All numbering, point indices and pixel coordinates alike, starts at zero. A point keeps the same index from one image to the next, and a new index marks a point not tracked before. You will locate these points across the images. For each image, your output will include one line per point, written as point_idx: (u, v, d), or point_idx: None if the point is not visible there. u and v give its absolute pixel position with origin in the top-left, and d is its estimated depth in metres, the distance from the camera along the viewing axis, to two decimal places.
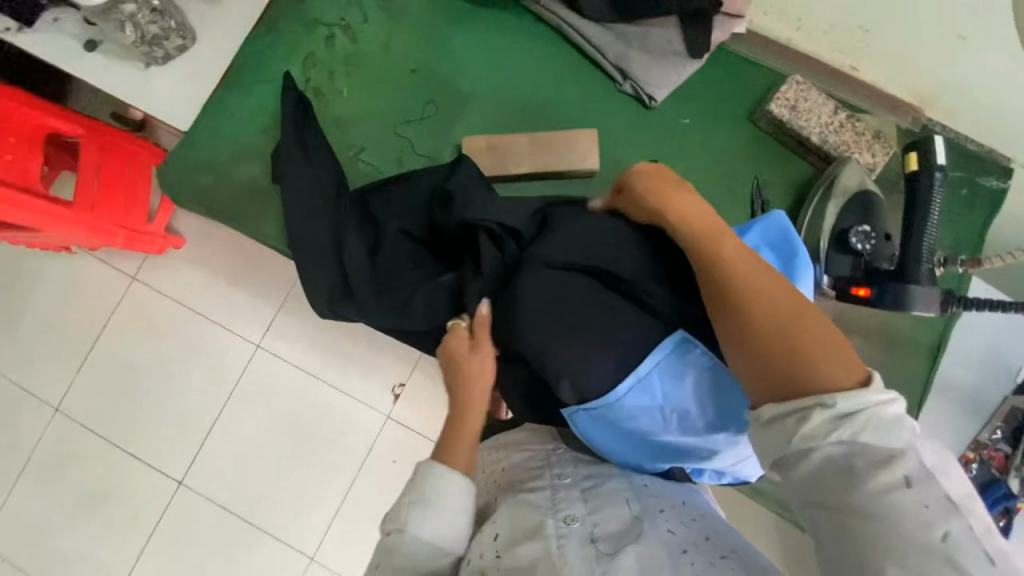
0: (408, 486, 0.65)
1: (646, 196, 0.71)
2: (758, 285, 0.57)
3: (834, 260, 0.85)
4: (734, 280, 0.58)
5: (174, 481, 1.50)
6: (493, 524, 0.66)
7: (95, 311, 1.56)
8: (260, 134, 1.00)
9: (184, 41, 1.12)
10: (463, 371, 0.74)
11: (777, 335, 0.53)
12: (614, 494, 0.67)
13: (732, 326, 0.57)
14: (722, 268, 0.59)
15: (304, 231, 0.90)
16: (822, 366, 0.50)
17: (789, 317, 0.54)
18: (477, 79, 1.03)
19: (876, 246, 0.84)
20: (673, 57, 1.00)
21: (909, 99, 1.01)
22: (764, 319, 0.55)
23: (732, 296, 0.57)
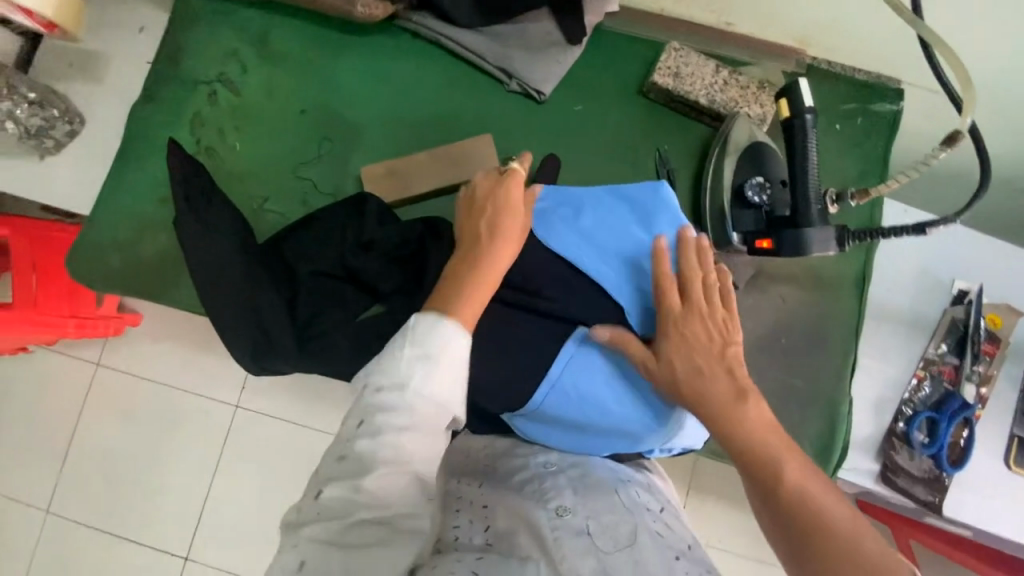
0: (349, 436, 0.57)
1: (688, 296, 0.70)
2: (788, 464, 0.56)
3: (739, 216, 0.87)
4: (724, 418, 0.61)
5: (179, 557, 1.48)
6: (480, 514, 0.63)
7: (64, 406, 1.54)
8: (159, 204, 1.00)
9: (73, 125, 1.10)
10: (488, 206, 0.70)
11: (815, 523, 0.52)
12: (602, 485, 0.65)
13: (766, 503, 0.55)
14: (755, 437, 0.59)
15: (217, 290, 0.88)
16: (848, 536, 0.50)
17: (831, 506, 0.53)
18: (367, 107, 1.03)
19: (771, 199, 0.85)
20: (553, 48, 1.00)
21: (791, 44, 1.02)
22: (797, 499, 0.54)
23: (769, 467, 0.57)
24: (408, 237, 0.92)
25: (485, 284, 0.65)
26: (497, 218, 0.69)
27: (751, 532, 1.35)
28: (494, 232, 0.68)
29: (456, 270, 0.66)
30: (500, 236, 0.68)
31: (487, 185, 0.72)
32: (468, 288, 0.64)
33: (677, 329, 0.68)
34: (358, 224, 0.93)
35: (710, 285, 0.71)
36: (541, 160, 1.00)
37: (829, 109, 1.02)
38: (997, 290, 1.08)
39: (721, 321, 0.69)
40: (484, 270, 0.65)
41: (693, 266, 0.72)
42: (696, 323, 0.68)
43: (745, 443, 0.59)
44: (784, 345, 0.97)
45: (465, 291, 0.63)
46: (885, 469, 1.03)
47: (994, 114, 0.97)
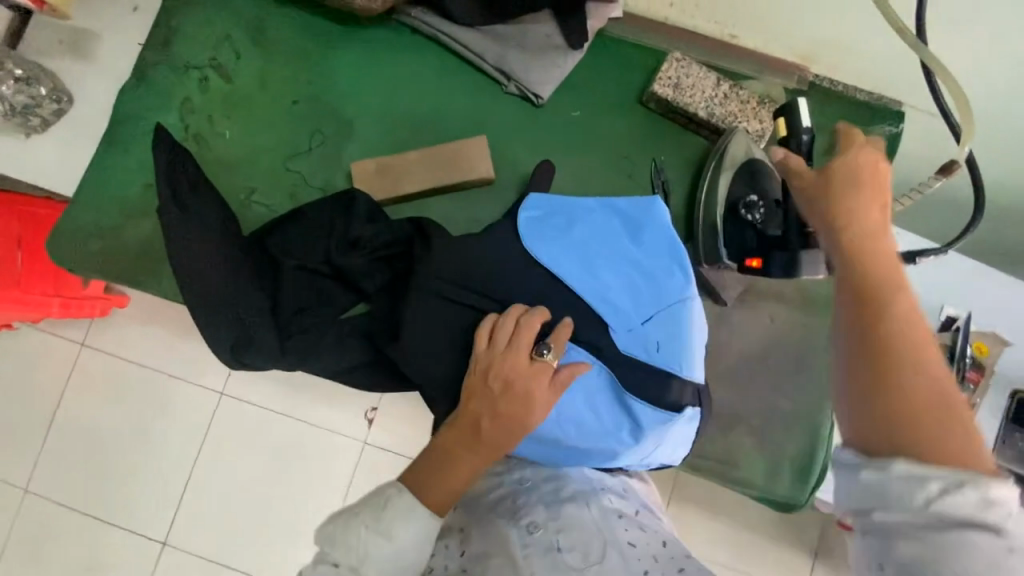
0: (371, 509, 0.60)
1: (837, 172, 0.57)
2: (927, 355, 0.46)
3: (736, 232, 0.86)
4: (866, 288, 0.50)
5: (157, 542, 1.47)
6: (456, 538, 0.63)
7: (46, 385, 1.52)
8: (146, 190, 0.98)
9: (60, 105, 1.07)
10: (505, 370, 0.67)
11: (936, 417, 0.43)
12: (576, 499, 0.64)
13: (872, 379, 0.46)
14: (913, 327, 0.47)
15: (194, 275, 0.83)
16: (958, 436, 0.43)
17: (973, 422, 0.43)
18: (361, 101, 1.01)
19: (767, 216, 0.83)
20: (554, 51, 0.99)
21: (795, 59, 1.01)
22: (933, 393, 0.44)
23: (909, 355, 0.46)
24: (397, 236, 0.90)
25: (478, 465, 0.64)
26: (512, 390, 0.66)
27: (731, 544, 1.35)
28: (498, 422, 0.65)
29: (454, 438, 0.65)
30: (505, 423, 0.65)
31: (512, 347, 0.69)
32: (451, 474, 0.63)
33: (824, 199, 0.57)
34: (346, 221, 0.92)
35: (874, 176, 0.57)
36: (535, 165, 0.99)
37: (828, 128, 1.02)
38: (984, 317, 1.08)
39: (874, 206, 0.55)
40: (472, 457, 0.64)
41: (846, 159, 0.57)
42: (855, 200, 0.55)
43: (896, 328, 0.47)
44: (770, 364, 0.97)
45: (446, 476, 0.63)
46: None
47: (993, 142, 0.96)
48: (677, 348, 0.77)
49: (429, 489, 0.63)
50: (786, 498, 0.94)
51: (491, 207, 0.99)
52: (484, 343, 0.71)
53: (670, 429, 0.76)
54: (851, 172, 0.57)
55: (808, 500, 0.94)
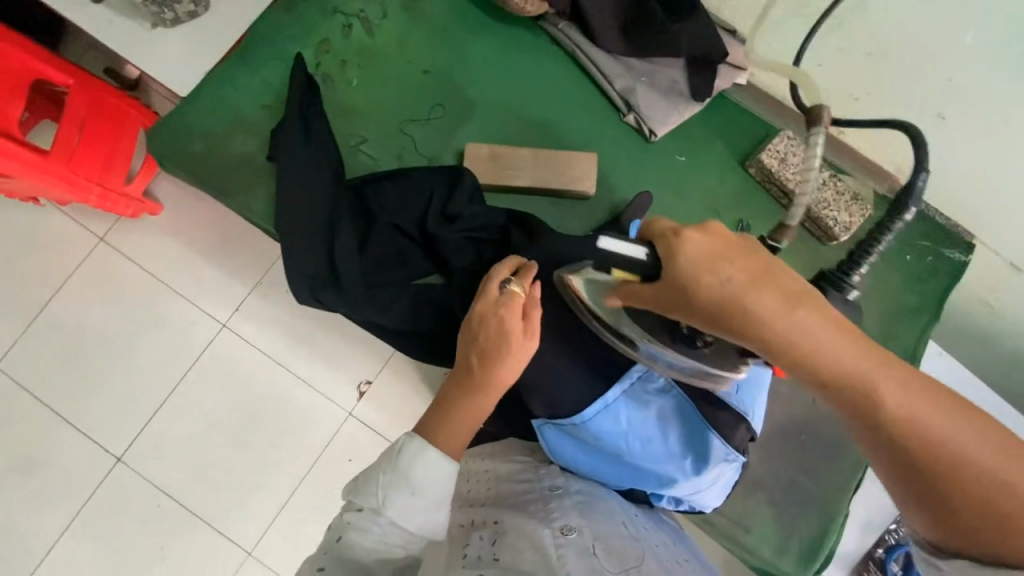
0: (387, 456, 0.66)
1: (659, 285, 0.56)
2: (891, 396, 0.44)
3: (714, 359, 0.63)
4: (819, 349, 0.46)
5: (113, 456, 1.41)
6: (490, 530, 0.65)
7: (50, 266, 1.46)
8: (260, 110, 1.00)
9: (195, 7, 1.10)
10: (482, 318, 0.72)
11: (1000, 501, 0.41)
12: (609, 515, 0.68)
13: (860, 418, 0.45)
14: (900, 415, 0.43)
15: (298, 214, 0.91)
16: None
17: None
18: (488, 89, 1.05)
19: (721, 344, 0.61)
20: (677, 97, 1.04)
21: (888, 167, 1.05)
22: (967, 478, 0.42)
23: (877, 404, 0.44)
24: (494, 223, 0.93)
25: (470, 406, 0.70)
26: (484, 335, 0.71)
27: None
28: (484, 362, 0.70)
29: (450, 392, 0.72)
30: (494, 360, 0.70)
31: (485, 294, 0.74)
32: (451, 419, 0.70)
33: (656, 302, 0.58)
34: (448, 195, 0.94)
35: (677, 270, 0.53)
36: (632, 194, 1.03)
37: (903, 239, 1.07)
38: None
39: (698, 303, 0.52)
40: (470, 400, 0.70)
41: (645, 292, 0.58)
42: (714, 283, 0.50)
43: (900, 430, 0.43)
44: (801, 442, 1.00)
45: (453, 421, 0.69)
46: None
47: None
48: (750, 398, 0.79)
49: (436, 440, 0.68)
50: None
51: (582, 220, 1.01)
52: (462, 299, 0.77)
53: (725, 474, 0.78)
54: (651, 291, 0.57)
55: None
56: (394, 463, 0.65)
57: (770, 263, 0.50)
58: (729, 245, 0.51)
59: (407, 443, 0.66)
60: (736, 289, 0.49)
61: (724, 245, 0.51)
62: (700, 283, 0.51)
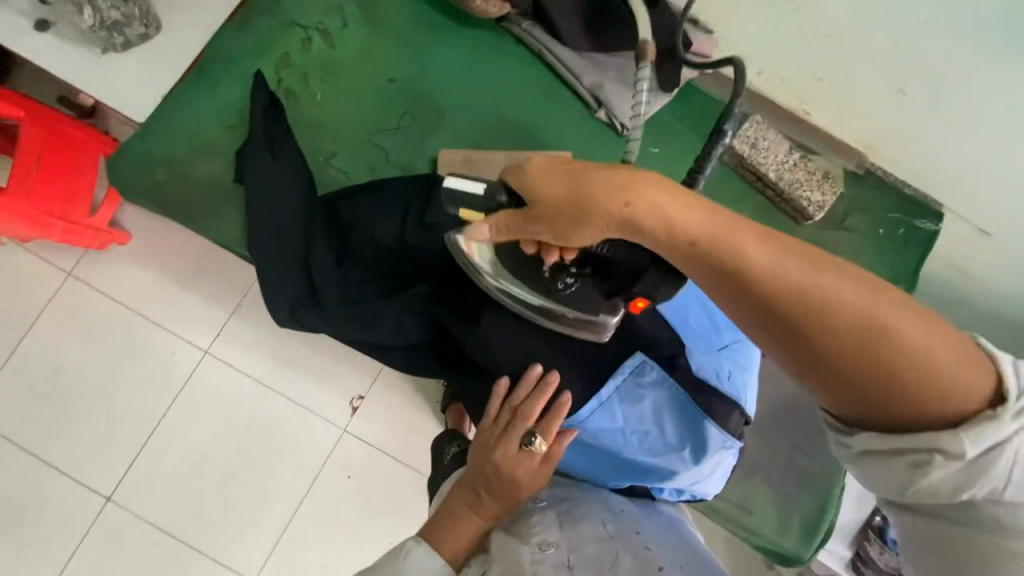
0: (389, 560, 0.64)
1: (551, 202, 0.57)
2: (782, 267, 0.49)
3: (579, 304, 0.73)
4: (725, 245, 0.51)
5: (101, 497, 1.37)
6: (478, 559, 0.67)
7: (17, 308, 1.40)
8: (224, 131, 0.97)
9: (147, 29, 1.06)
10: (496, 437, 0.75)
11: (875, 341, 0.47)
12: (590, 516, 0.70)
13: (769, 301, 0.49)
14: (764, 271, 0.49)
15: (273, 239, 0.89)
16: (930, 352, 0.47)
17: (888, 316, 0.47)
18: (457, 94, 1.04)
19: (581, 287, 0.71)
20: (646, 90, 1.04)
21: (857, 145, 1.08)
22: (841, 322, 0.47)
23: (783, 293, 0.49)
24: None
25: (480, 517, 0.70)
26: (498, 450, 0.73)
27: None
28: (500, 480, 0.72)
29: (461, 491, 0.73)
30: (506, 480, 0.72)
31: (505, 414, 0.77)
32: (458, 526, 0.70)
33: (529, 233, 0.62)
34: (424, 205, 0.92)
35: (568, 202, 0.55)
36: None
37: (876, 213, 1.10)
38: None
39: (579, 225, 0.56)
40: (481, 515, 0.70)
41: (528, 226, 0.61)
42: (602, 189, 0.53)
43: (774, 287, 0.49)
44: (793, 420, 1.02)
45: (458, 526, 0.70)
46: (856, 557, 1.09)
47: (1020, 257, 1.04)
48: (740, 383, 0.82)
49: (439, 543, 0.68)
50: (790, 552, 0.97)
51: None
52: (496, 403, 0.78)
53: (724, 460, 0.79)
54: (524, 228, 0.62)
55: (809, 557, 0.97)
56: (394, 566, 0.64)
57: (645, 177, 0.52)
58: (576, 168, 0.56)
59: (413, 550, 0.65)
60: (579, 188, 0.54)
61: (574, 167, 0.56)
62: (586, 196, 0.54)
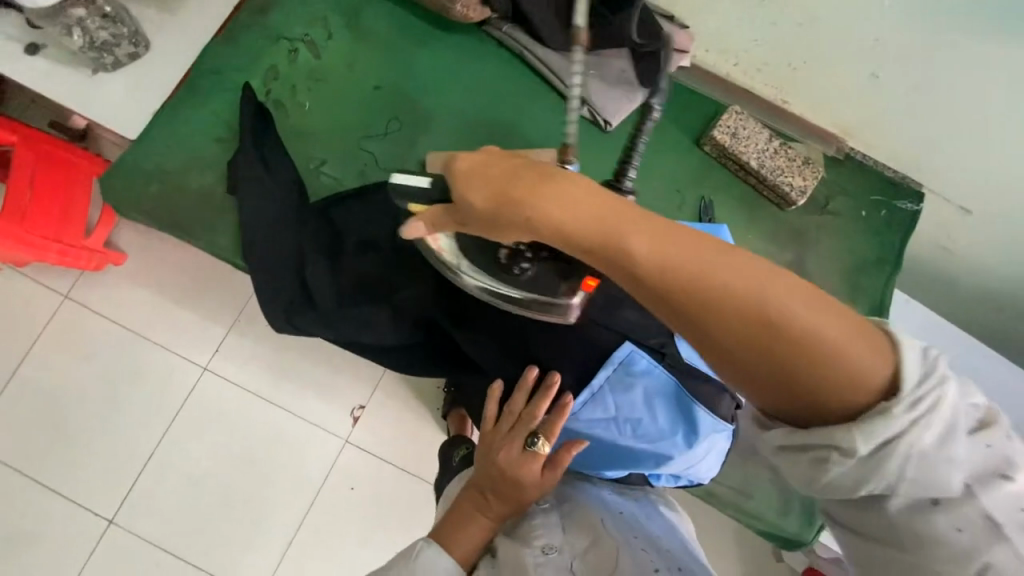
0: (400, 561, 0.63)
1: (475, 198, 0.55)
2: (649, 250, 0.48)
3: (535, 288, 0.72)
4: (623, 239, 0.49)
5: (103, 519, 1.36)
6: (485, 559, 0.67)
7: (14, 333, 1.41)
8: (214, 144, 0.99)
9: (137, 49, 1.08)
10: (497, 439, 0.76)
11: (774, 323, 0.44)
12: (590, 516, 0.71)
13: (671, 292, 0.47)
14: (659, 268, 0.47)
15: (268, 247, 0.90)
16: (832, 334, 0.44)
17: (626, 238, 0.49)
18: (442, 97, 1.06)
19: (538, 270, 0.71)
20: (627, 86, 1.07)
21: (836, 131, 1.10)
22: (698, 295, 0.46)
23: (681, 284, 0.47)
24: None
25: (485, 520, 0.70)
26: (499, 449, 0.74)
27: None
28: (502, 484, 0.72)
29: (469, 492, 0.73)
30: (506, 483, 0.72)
31: (507, 420, 0.76)
32: (466, 528, 0.69)
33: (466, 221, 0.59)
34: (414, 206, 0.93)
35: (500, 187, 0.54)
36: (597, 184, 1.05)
37: (858, 195, 1.12)
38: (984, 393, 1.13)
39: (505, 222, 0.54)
40: (485, 516, 0.70)
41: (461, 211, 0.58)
42: (510, 180, 0.53)
43: (596, 246, 0.50)
44: None
45: (468, 526, 0.69)
46: None
47: (1001, 232, 1.06)
48: None
49: (448, 545, 0.68)
50: (792, 535, 0.98)
51: None
52: (493, 408, 0.79)
53: (717, 443, 0.80)
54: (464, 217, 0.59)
55: (812, 540, 0.98)
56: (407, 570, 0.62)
57: (550, 169, 0.53)
58: (497, 161, 0.56)
59: (424, 551, 0.64)
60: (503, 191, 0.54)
61: (489, 159, 0.57)
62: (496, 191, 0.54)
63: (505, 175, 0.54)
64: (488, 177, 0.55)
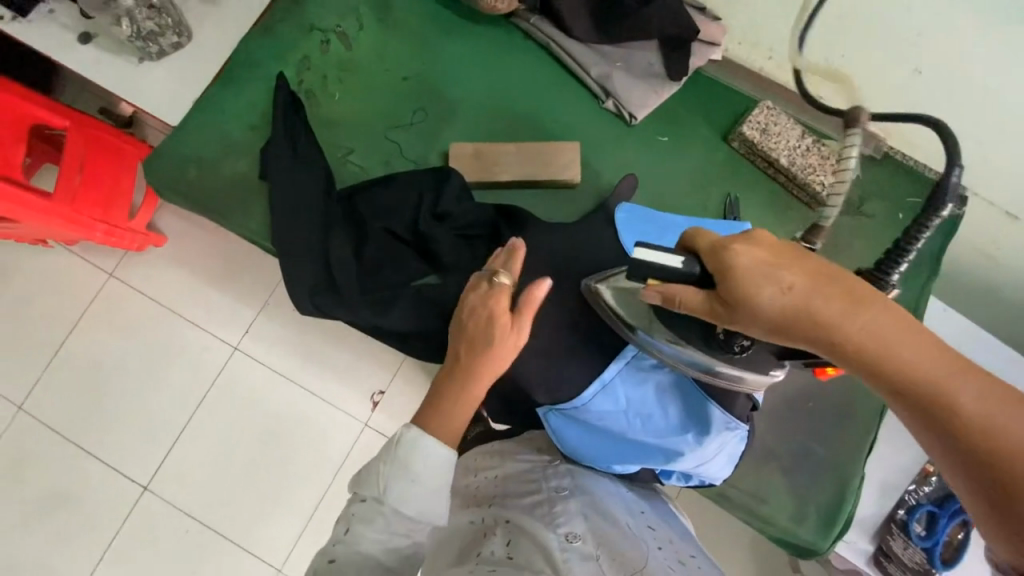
0: (387, 449, 0.68)
1: (730, 290, 0.53)
2: (917, 371, 0.47)
3: (746, 364, 0.66)
4: (876, 348, 0.48)
5: (138, 485, 1.45)
6: (503, 531, 0.65)
7: (63, 307, 1.50)
8: (248, 132, 1.02)
9: (180, 38, 1.13)
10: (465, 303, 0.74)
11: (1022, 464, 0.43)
12: (611, 512, 0.69)
13: (930, 415, 0.47)
14: (913, 387, 0.47)
15: (294, 230, 0.93)
16: None
17: (935, 378, 0.46)
18: (468, 89, 1.07)
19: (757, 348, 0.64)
20: (654, 80, 1.05)
21: (875, 129, 1.06)
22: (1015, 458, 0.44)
23: (931, 403, 0.46)
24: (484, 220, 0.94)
25: (466, 388, 0.71)
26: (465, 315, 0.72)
27: None
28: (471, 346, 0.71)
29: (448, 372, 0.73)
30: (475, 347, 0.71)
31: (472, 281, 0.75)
32: (449, 408, 0.70)
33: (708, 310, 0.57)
34: (436, 194, 0.96)
35: (771, 289, 0.51)
36: (618, 179, 1.04)
37: (896, 197, 1.07)
38: None
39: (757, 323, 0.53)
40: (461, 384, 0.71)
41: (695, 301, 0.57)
42: (754, 271, 0.52)
43: (885, 370, 0.48)
44: (809, 408, 1.00)
45: (449, 410, 0.70)
46: (879, 553, 1.04)
47: None
48: None
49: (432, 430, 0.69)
50: (807, 543, 0.96)
51: (572, 210, 1.02)
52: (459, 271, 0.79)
53: (729, 443, 0.79)
54: (701, 302, 0.57)
55: (827, 549, 0.96)
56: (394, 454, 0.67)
57: (823, 266, 0.52)
58: (778, 254, 0.53)
59: (406, 432, 0.68)
60: (801, 296, 0.51)
61: (774, 252, 0.53)
62: (756, 292, 0.52)
63: (771, 268, 0.52)
64: (762, 271, 0.52)
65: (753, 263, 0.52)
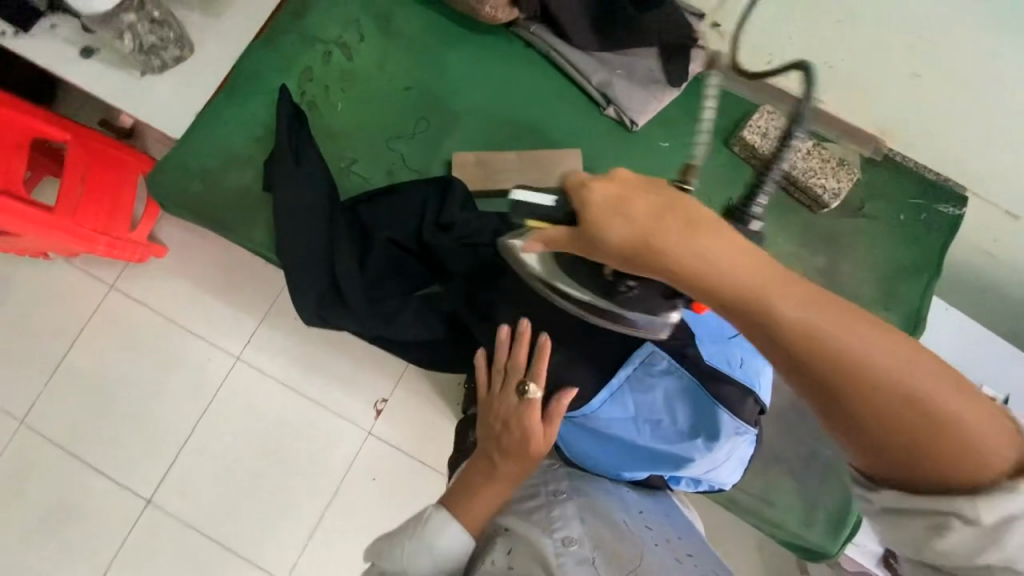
0: (411, 530, 0.68)
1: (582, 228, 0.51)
2: (780, 306, 0.43)
3: (639, 305, 0.65)
4: (731, 284, 0.45)
5: (142, 498, 1.44)
6: (502, 537, 0.65)
7: (65, 319, 1.50)
8: (251, 143, 1.03)
9: (181, 52, 1.14)
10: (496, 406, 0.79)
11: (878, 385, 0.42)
12: (610, 514, 0.69)
13: (787, 348, 0.44)
14: (772, 320, 0.44)
15: (298, 242, 0.94)
16: (951, 404, 0.41)
17: (792, 310, 0.43)
18: (469, 97, 1.08)
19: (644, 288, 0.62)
20: (654, 86, 1.06)
21: (875, 132, 1.07)
22: (848, 374, 0.42)
23: (793, 337, 0.43)
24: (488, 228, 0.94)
25: (494, 480, 0.74)
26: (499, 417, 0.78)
27: None
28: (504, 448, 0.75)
29: (477, 464, 0.76)
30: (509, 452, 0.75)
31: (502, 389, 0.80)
32: (474, 493, 0.73)
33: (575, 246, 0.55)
34: (439, 203, 0.97)
35: (619, 225, 0.48)
36: None
37: (896, 198, 1.08)
38: None
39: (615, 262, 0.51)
40: (491, 478, 0.74)
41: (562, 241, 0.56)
42: (604, 211, 0.48)
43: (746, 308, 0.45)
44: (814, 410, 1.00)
45: (478, 494, 0.73)
46: (889, 553, 1.04)
47: None
48: (755, 372, 0.82)
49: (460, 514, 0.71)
50: (816, 546, 0.95)
51: None
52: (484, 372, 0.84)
53: (739, 448, 0.79)
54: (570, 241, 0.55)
55: (837, 552, 0.95)
56: (418, 533, 0.68)
57: (675, 199, 0.47)
58: (633, 190, 0.48)
59: (433, 515, 0.69)
60: (647, 230, 0.47)
61: (621, 187, 0.48)
62: (604, 230, 0.49)
63: (615, 207, 0.48)
64: (610, 212, 0.48)
65: (601, 201, 0.49)
